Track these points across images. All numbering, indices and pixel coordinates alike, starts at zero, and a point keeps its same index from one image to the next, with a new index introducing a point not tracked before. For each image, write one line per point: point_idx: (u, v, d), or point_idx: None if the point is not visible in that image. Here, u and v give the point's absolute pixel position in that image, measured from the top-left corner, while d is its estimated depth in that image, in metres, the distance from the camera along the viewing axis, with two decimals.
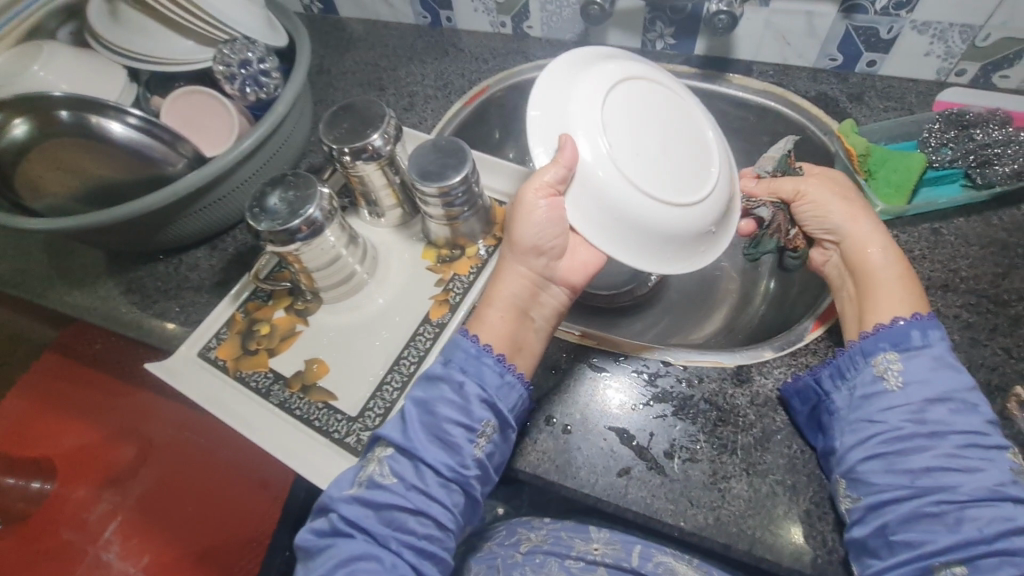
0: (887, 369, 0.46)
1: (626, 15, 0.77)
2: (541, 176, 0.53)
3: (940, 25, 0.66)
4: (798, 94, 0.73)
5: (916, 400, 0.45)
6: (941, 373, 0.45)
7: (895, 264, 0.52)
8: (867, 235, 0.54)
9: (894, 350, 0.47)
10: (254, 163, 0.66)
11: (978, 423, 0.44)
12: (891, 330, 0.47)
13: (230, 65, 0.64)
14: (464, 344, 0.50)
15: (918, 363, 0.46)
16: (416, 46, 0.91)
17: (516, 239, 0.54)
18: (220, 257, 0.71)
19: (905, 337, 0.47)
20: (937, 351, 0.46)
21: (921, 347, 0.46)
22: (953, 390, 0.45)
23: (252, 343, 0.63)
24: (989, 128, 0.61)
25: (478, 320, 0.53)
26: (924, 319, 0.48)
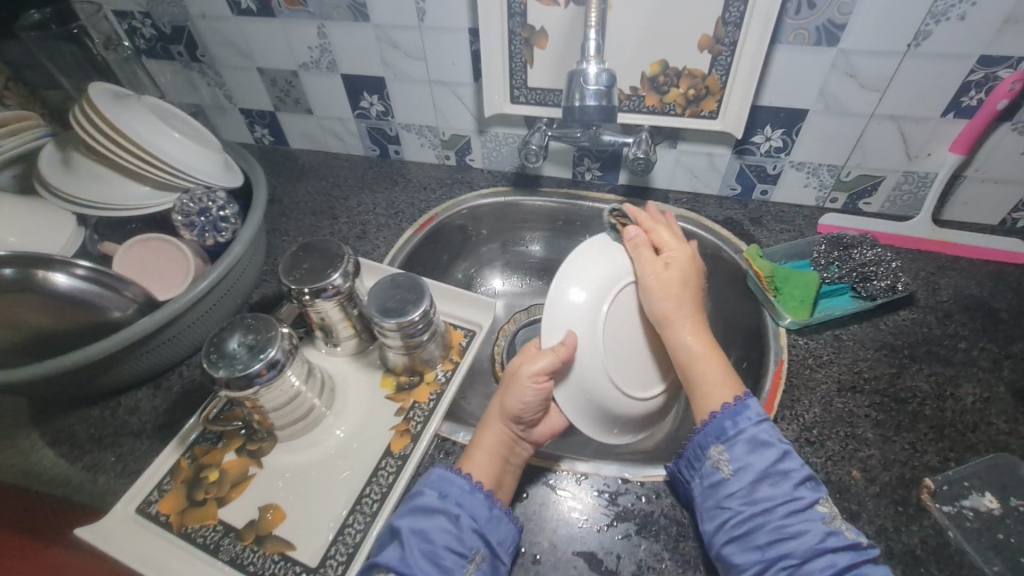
0: (719, 458, 0.52)
1: (558, 153, 0.89)
2: (538, 365, 0.58)
3: (812, 164, 0.80)
4: (709, 218, 0.85)
5: (744, 483, 0.51)
6: (757, 453, 0.52)
7: (719, 358, 0.59)
8: (699, 325, 0.60)
9: (719, 443, 0.53)
10: (208, 301, 0.67)
11: (794, 490, 0.50)
12: (711, 425, 0.54)
13: (190, 213, 0.67)
14: (460, 481, 0.55)
15: (739, 449, 0.52)
16: (367, 176, 0.98)
17: (503, 406, 0.60)
18: (164, 397, 0.68)
19: (721, 429, 0.53)
20: (750, 434, 0.53)
21: (737, 434, 0.53)
22: (771, 466, 0.51)
23: (200, 492, 0.59)
24: (863, 248, 0.73)
25: (469, 460, 0.58)
26: (734, 407, 0.54)
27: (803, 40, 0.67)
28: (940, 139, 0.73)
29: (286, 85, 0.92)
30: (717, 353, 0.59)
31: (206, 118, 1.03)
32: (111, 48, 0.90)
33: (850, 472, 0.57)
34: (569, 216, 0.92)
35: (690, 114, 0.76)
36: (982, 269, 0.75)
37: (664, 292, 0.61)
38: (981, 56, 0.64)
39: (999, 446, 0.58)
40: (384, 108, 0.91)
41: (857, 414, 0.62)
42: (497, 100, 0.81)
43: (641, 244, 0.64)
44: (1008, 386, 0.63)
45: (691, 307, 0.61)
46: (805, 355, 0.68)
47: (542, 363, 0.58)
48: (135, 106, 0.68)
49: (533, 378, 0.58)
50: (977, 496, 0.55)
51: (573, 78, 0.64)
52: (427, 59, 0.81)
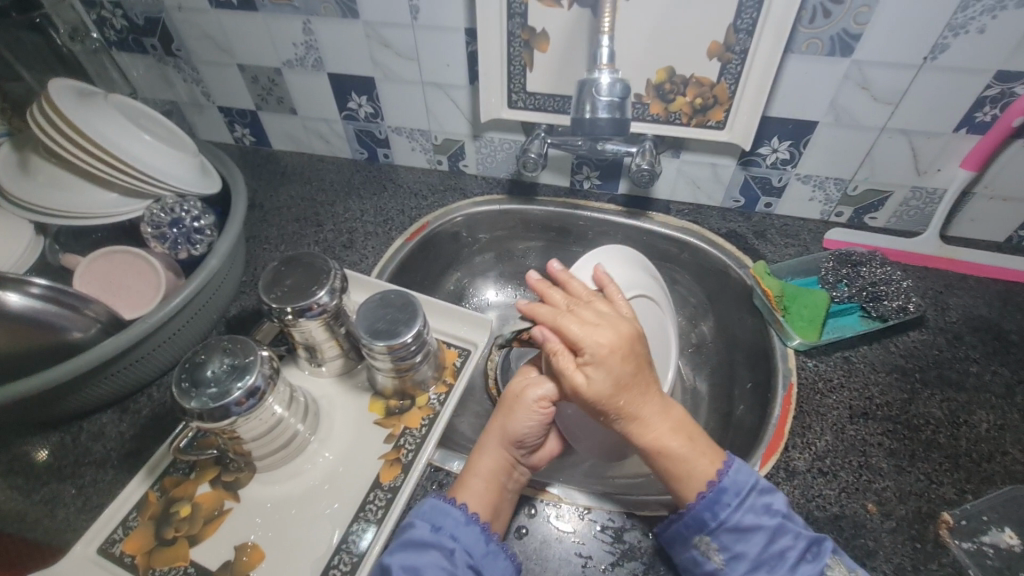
0: (706, 550, 0.50)
1: (557, 160, 0.85)
2: (544, 391, 0.57)
3: (819, 178, 0.77)
4: (711, 231, 0.82)
5: (739, 572, 0.49)
6: (744, 540, 0.49)
7: (680, 441, 0.53)
8: (654, 414, 0.53)
9: (701, 534, 0.50)
10: (181, 318, 0.62)
11: (795, 573, 0.48)
12: (688, 517, 0.50)
13: (161, 224, 0.62)
14: (455, 512, 0.52)
15: (725, 539, 0.50)
16: (354, 180, 0.93)
17: (506, 429, 0.57)
18: (131, 422, 0.62)
19: (700, 521, 0.50)
20: (731, 521, 0.49)
21: (717, 524, 0.50)
22: (761, 552, 0.49)
23: (170, 530, 0.54)
24: (872, 265, 0.71)
25: (467, 486, 0.54)
26: (709, 498, 0.50)
27: (816, 50, 0.64)
28: (951, 154, 0.70)
29: (268, 83, 0.87)
30: (683, 430, 0.53)
31: (182, 117, 0.97)
32: (77, 39, 0.84)
33: (865, 506, 0.55)
34: (567, 226, 0.88)
35: (696, 124, 0.73)
36: (991, 288, 0.73)
37: (600, 403, 0.52)
38: (998, 70, 0.61)
39: (1016, 477, 0.56)
40: (373, 110, 0.86)
41: (870, 443, 0.59)
42: (494, 104, 0.77)
43: (557, 350, 0.55)
44: (1022, 413, 0.61)
45: (631, 402, 0.52)
46: (814, 378, 0.65)
47: (547, 389, 0.57)
48: (102, 105, 0.62)
49: (537, 403, 0.57)
50: (997, 531, 0.53)
51: (582, 88, 0.60)
52: (420, 60, 0.77)
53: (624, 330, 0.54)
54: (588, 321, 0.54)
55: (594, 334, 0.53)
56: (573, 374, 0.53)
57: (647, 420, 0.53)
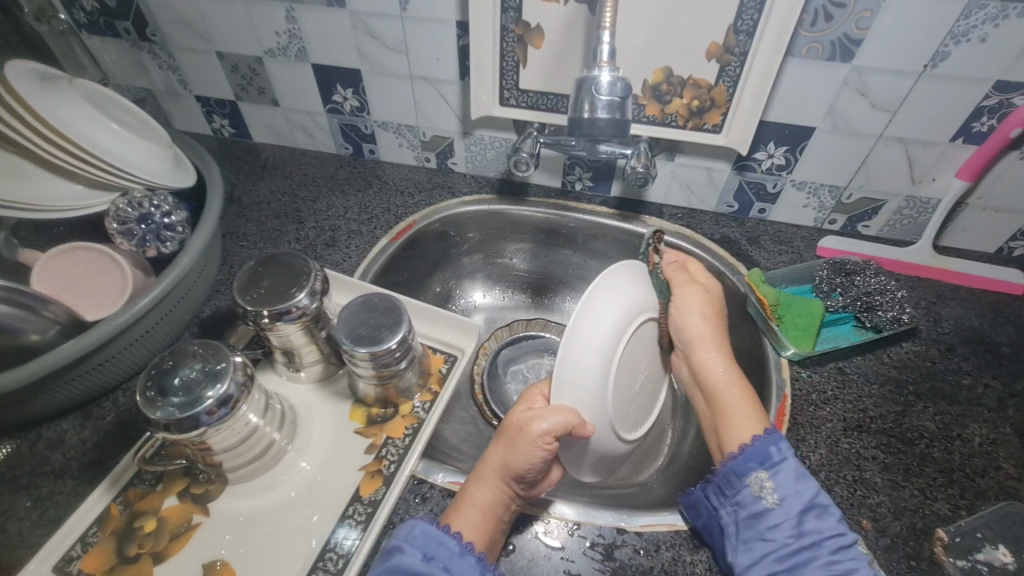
0: (762, 486, 0.52)
1: (548, 160, 0.83)
2: (549, 425, 0.50)
3: (814, 184, 0.76)
4: (705, 236, 0.80)
5: (793, 513, 0.50)
6: (803, 483, 0.51)
7: (740, 384, 0.59)
8: (728, 360, 0.61)
9: (763, 470, 0.52)
10: (149, 320, 0.58)
11: (840, 524, 0.50)
12: (755, 449, 0.53)
13: (127, 220, 0.59)
14: (448, 541, 0.49)
15: (785, 476, 0.51)
16: (338, 176, 0.89)
17: (506, 461, 0.53)
18: (94, 428, 0.59)
19: (766, 455, 0.52)
20: (793, 462, 0.52)
21: (781, 460, 0.52)
22: (817, 497, 0.50)
23: (133, 547, 0.51)
24: (867, 275, 0.71)
25: (460, 513, 0.52)
26: (776, 432, 0.54)
27: (816, 54, 0.63)
28: (946, 163, 0.70)
29: (249, 72, 0.83)
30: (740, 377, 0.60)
31: (157, 105, 0.92)
32: (44, 20, 0.79)
33: (860, 522, 0.54)
34: (557, 227, 0.86)
35: (692, 127, 0.71)
36: (982, 299, 0.73)
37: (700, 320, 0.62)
38: (998, 80, 0.60)
39: (1009, 493, 0.56)
40: (359, 103, 0.83)
41: (865, 457, 0.58)
42: (485, 101, 0.75)
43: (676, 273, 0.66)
44: (1015, 427, 0.61)
45: (716, 331, 0.62)
46: (808, 390, 0.64)
47: (553, 423, 0.50)
48: (66, 91, 0.59)
49: (540, 437, 0.51)
50: (991, 548, 0.52)
51: (581, 85, 0.58)
52: (409, 52, 0.74)
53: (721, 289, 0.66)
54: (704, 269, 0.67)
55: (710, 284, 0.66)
56: (687, 297, 0.63)
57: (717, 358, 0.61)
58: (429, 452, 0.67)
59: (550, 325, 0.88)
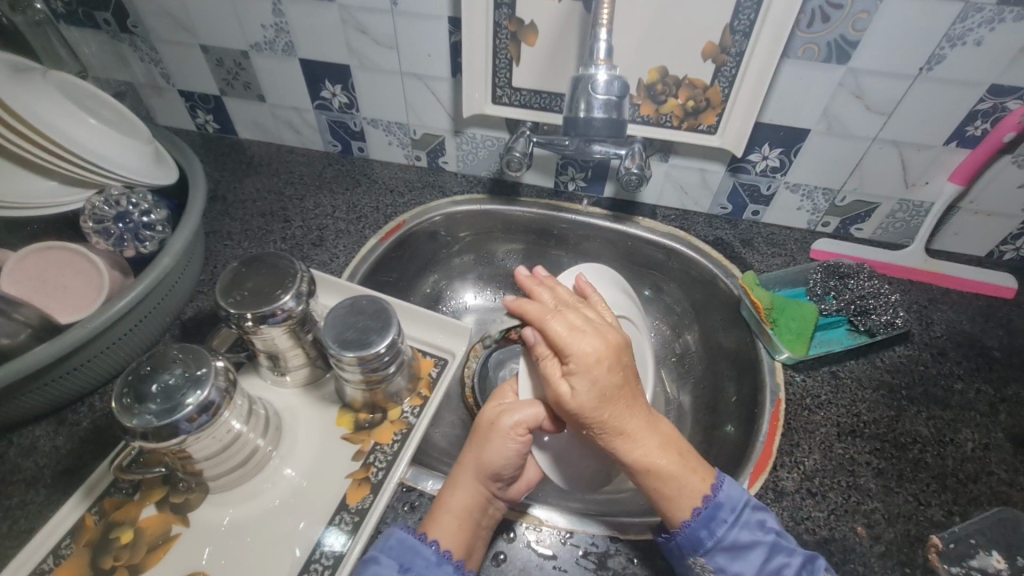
0: (702, 568, 0.48)
1: (541, 160, 0.82)
2: (520, 417, 0.53)
3: (808, 187, 0.75)
4: (699, 238, 0.79)
5: None
6: (742, 561, 0.47)
7: (670, 459, 0.49)
8: (643, 432, 0.49)
9: (696, 554, 0.48)
10: (127, 322, 0.56)
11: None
12: (683, 537, 0.48)
13: (103, 219, 0.57)
14: (425, 551, 0.47)
15: (721, 559, 0.47)
16: (325, 174, 0.87)
17: (481, 460, 0.53)
18: (69, 435, 0.56)
19: (695, 541, 0.47)
20: (728, 539, 0.48)
21: (714, 544, 0.47)
22: (760, 572, 0.47)
23: (108, 559, 0.49)
24: (860, 278, 0.70)
25: (439, 520, 0.50)
26: (702, 514, 0.47)
27: (812, 55, 0.62)
28: (939, 167, 0.69)
29: (234, 67, 0.80)
30: (673, 446, 0.50)
31: (138, 99, 0.90)
32: (19, 9, 0.74)
33: (854, 529, 0.53)
34: (550, 228, 0.84)
35: (687, 128, 0.71)
36: (973, 302, 0.73)
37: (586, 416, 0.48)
38: (992, 84, 0.60)
39: (1001, 498, 0.56)
40: (348, 100, 0.81)
41: (858, 462, 0.58)
42: (477, 99, 0.73)
43: (545, 356, 0.51)
44: (1006, 432, 0.61)
45: (620, 412, 0.48)
46: (802, 395, 0.63)
47: (526, 414, 0.53)
48: (41, 82, 0.56)
49: (514, 431, 0.53)
50: (984, 555, 0.51)
51: (578, 83, 0.57)
52: (399, 48, 0.72)
53: (608, 337, 0.49)
54: (572, 324, 0.50)
55: (581, 350, 0.49)
56: (559, 386, 0.49)
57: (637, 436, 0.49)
58: (418, 457, 0.66)
59: None
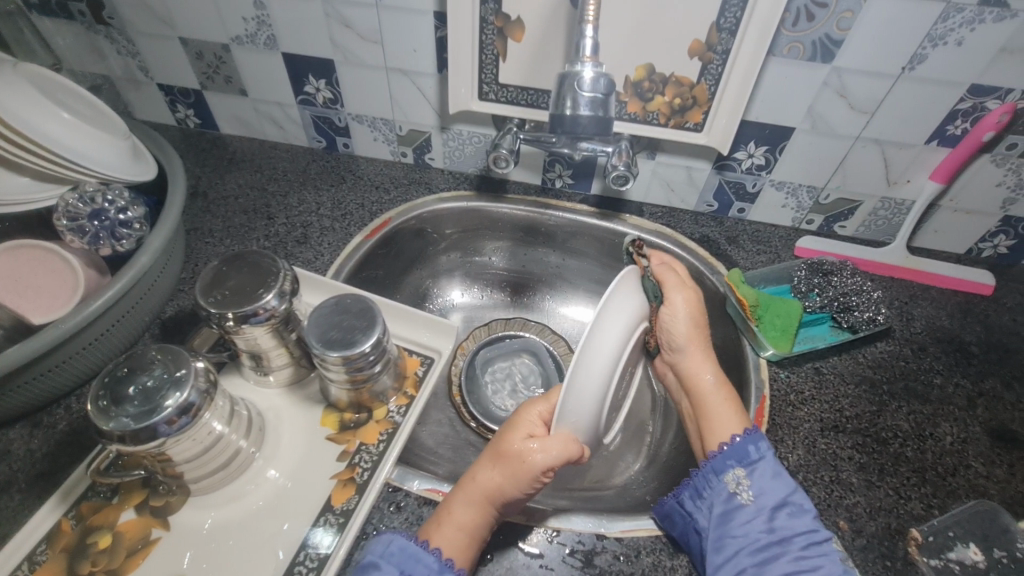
0: (738, 484, 0.52)
1: (528, 157, 0.81)
2: (551, 462, 0.50)
3: (793, 184, 0.76)
4: (685, 235, 0.80)
5: (766, 510, 0.50)
6: (777, 481, 0.52)
7: (724, 391, 0.60)
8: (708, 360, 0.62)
9: (740, 467, 0.53)
10: (104, 323, 0.55)
11: (813, 522, 0.50)
12: (734, 447, 0.54)
13: (77, 216, 0.56)
14: (428, 558, 0.46)
15: (760, 475, 0.52)
16: (310, 171, 0.86)
17: (499, 489, 0.50)
18: (44, 438, 0.55)
19: (745, 453, 0.53)
20: (771, 461, 0.53)
21: (759, 459, 0.53)
22: (790, 495, 0.51)
23: (86, 564, 0.48)
24: (843, 276, 0.71)
25: (440, 529, 0.49)
26: (755, 433, 0.54)
27: (797, 54, 0.62)
28: (920, 165, 0.70)
29: (215, 60, 0.79)
30: (724, 382, 0.61)
31: (115, 92, 0.87)
32: None
33: (836, 523, 0.54)
34: (537, 225, 0.84)
35: (674, 125, 0.71)
36: (952, 298, 0.74)
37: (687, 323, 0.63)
38: (972, 84, 0.61)
39: (979, 491, 0.57)
40: (332, 95, 0.79)
41: (841, 457, 0.58)
42: (463, 95, 0.72)
43: (665, 273, 0.65)
44: (984, 426, 0.62)
45: (703, 337, 0.63)
46: (786, 391, 0.64)
47: (553, 458, 0.50)
48: (11, 76, 0.54)
49: (541, 475, 0.50)
50: (962, 547, 0.52)
51: (564, 80, 0.56)
52: (384, 43, 0.71)
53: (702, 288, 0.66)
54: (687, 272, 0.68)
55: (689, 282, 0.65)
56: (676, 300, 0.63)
57: (705, 364, 0.62)
58: (405, 457, 0.65)
59: (530, 324, 0.86)
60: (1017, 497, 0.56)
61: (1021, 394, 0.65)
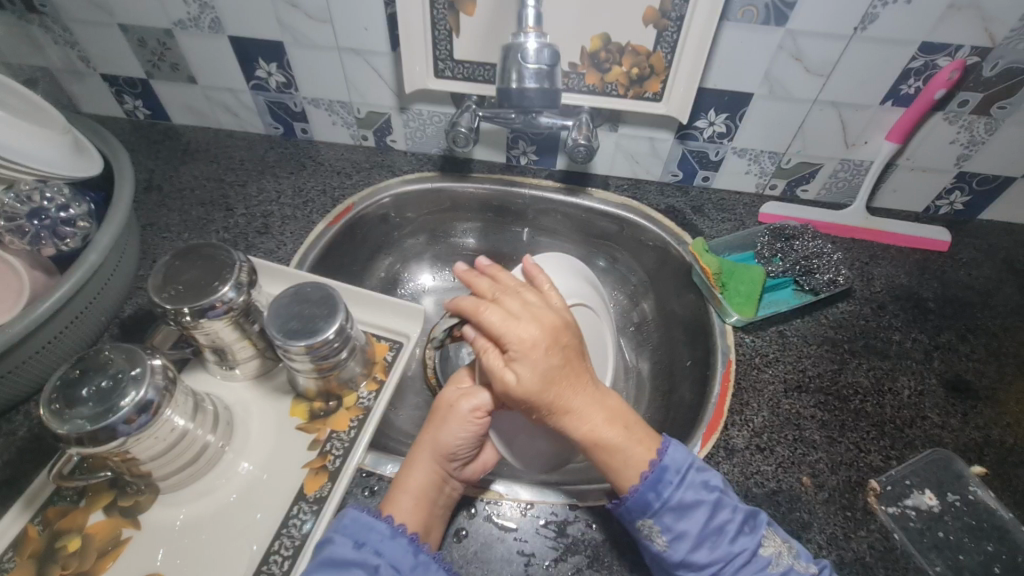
0: (651, 531, 0.48)
1: (490, 135, 0.80)
2: (480, 400, 0.52)
3: (754, 151, 0.76)
4: (650, 207, 0.80)
5: (687, 551, 0.47)
6: (687, 519, 0.47)
7: (614, 430, 0.49)
8: (588, 406, 0.50)
9: (645, 516, 0.48)
10: (56, 324, 0.53)
11: (735, 545, 0.47)
12: (630, 501, 0.48)
13: (16, 217, 0.54)
14: (379, 524, 0.48)
15: (669, 519, 0.47)
16: (268, 158, 0.84)
17: (436, 440, 0.52)
18: (4, 445, 0.53)
19: (643, 504, 0.48)
20: (673, 500, 0.48)
21: (661, 504, 0.48)
22: (705, 528, 0.47)
23: (56, 569, 0.47)
24: (805, 239, 0.73)
25: (392, 498, 0.50)
26: (649, 479, 0.48)
27: (751, 18, 0.62)
28: (877, 126, 0.71)
29: (158, 47, 0.75)
30: (621, 418, 0.50)
31: (56, 85, 0.83)
32: None
33: (800, 479, 0.56)
34: (505, 203, 0.83)
35: (633, 96, 0.70)
36: (910, 256, 0.76)
37: (532, 402, 0.48)
38: (922, 42, 0.61)
39: (934, 440, 0.59)
40: (285, 79, 0.77)
41: (804, 415, 0.60)
42: (419, 74, 0.71)
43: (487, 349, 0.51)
44: (939, 377, 0.64)
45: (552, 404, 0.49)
46: (751, 354, 0.65)
47: (482, 398, 0.52)
48: None
49: (472, 413, 0.52)
50: (918, 494, 0.55)
51: (508, 53, 0.55)
52: (333, 22, 0.69)
53: (547, 318, 0.50)
54: (509, 313, 0.51)
55: (512, 328, 0.50)
56: (503, 376, 0.49)
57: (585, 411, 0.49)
58: (380, 443, 0.65)
59: None
60: (970, 443, 0.59)
61: (975, 346, 0.67)
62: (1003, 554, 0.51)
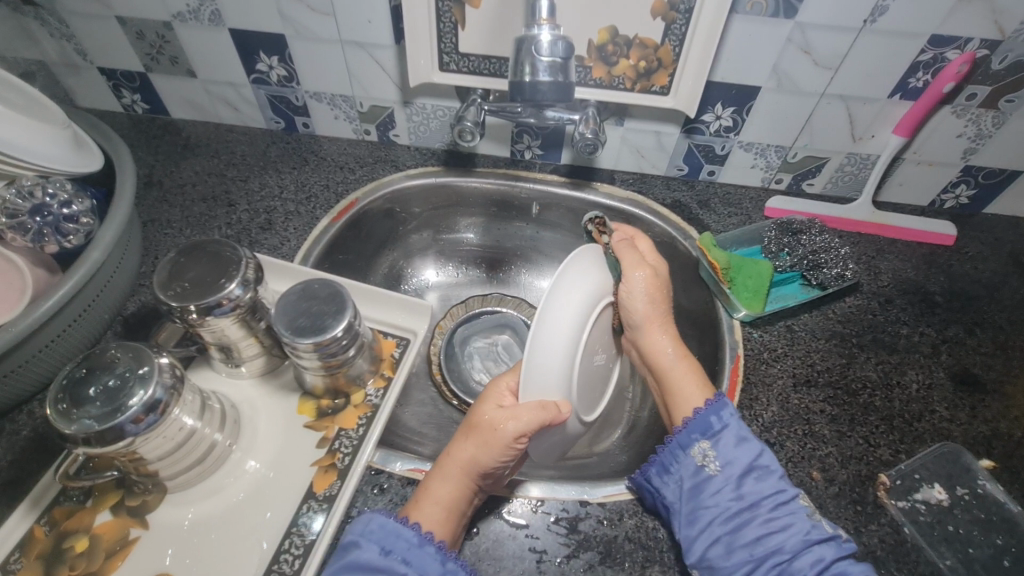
0: (705, 454, 0.50)
1: (495, 129, 0.79)
2: (523, 426, 0.49)
3: (760, 145, 0.76)
4: (656, 201, 0.79)
5: (734, 477, 0.49)
6: (743, 448, 0.50)
7: (689, 360, 0.58)
8: (673, 334, 0.59)
9: (705, 440, 0.51)
10: (60, 323, 0.53)
11: (779, 482, 0.49)
12: (696, 420, 0.52)
13: (17, 213, 0.53)
14: (408, 532, 0.47)
15: (725, 444, 0.50)
16: (270, 153, 0.83)
17: (474, 461, 0.50)
18: (8, 445, 0.53)
19: (707, 425, 0.51)
20: (734, 428, 0.51)
21: (722, 429, 0.51)
22: (756, 461, 0.50)
23: (64, 570, 0.47)
24: (811, 234, 0.72)
25: (418, 506, 0.50)
26: (717, 402, 0.52)
27: (760, 10, 0.61)
28: (884, 120, 0.71)
29: (157, 39, 0.74)
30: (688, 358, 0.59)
31: (52, 78, 0.82)
32: None
33: (810, 474, 0.56)
34: (510, 198, 0.83)
35: (640, 89, 0.69)
36: (916, 251, 0.76)
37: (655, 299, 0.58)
38: (932, 35, 0.61)
39: (943, 434, 0.59)
40: (287, 73, 0.76)
41: (813, 410, 0.60)
42: (424, 67, 0.70)
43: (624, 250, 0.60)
44: (947, 371, 0.64)
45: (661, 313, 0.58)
46: (760, 349, 0.65)
47: (527, 425, 0.49)
48: None
49: (514, 441, 0.49)
50: (928, 487, 0.55)
51: (522, 45, 0.55)
52: (336, 15, 0.68)
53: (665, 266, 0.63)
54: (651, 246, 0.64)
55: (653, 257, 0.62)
56: (638, 271, 0.58)
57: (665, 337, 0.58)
58: (387, 440, 0.65)
59: (506, 299, 0.86)
60: (979, 437, 0.59)
61: (981, 339, 0.67)
62: (1013, 547, 0.52)
